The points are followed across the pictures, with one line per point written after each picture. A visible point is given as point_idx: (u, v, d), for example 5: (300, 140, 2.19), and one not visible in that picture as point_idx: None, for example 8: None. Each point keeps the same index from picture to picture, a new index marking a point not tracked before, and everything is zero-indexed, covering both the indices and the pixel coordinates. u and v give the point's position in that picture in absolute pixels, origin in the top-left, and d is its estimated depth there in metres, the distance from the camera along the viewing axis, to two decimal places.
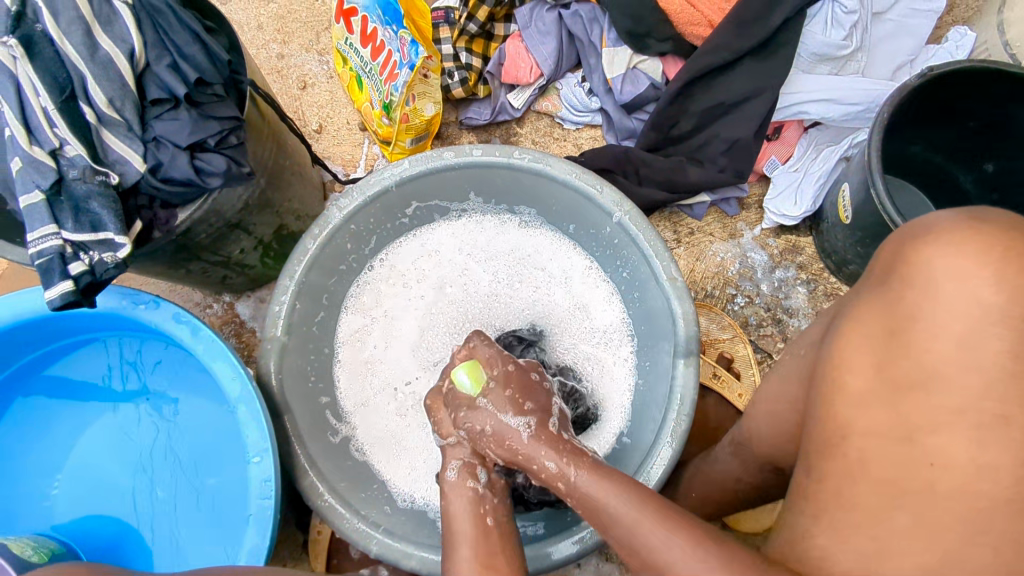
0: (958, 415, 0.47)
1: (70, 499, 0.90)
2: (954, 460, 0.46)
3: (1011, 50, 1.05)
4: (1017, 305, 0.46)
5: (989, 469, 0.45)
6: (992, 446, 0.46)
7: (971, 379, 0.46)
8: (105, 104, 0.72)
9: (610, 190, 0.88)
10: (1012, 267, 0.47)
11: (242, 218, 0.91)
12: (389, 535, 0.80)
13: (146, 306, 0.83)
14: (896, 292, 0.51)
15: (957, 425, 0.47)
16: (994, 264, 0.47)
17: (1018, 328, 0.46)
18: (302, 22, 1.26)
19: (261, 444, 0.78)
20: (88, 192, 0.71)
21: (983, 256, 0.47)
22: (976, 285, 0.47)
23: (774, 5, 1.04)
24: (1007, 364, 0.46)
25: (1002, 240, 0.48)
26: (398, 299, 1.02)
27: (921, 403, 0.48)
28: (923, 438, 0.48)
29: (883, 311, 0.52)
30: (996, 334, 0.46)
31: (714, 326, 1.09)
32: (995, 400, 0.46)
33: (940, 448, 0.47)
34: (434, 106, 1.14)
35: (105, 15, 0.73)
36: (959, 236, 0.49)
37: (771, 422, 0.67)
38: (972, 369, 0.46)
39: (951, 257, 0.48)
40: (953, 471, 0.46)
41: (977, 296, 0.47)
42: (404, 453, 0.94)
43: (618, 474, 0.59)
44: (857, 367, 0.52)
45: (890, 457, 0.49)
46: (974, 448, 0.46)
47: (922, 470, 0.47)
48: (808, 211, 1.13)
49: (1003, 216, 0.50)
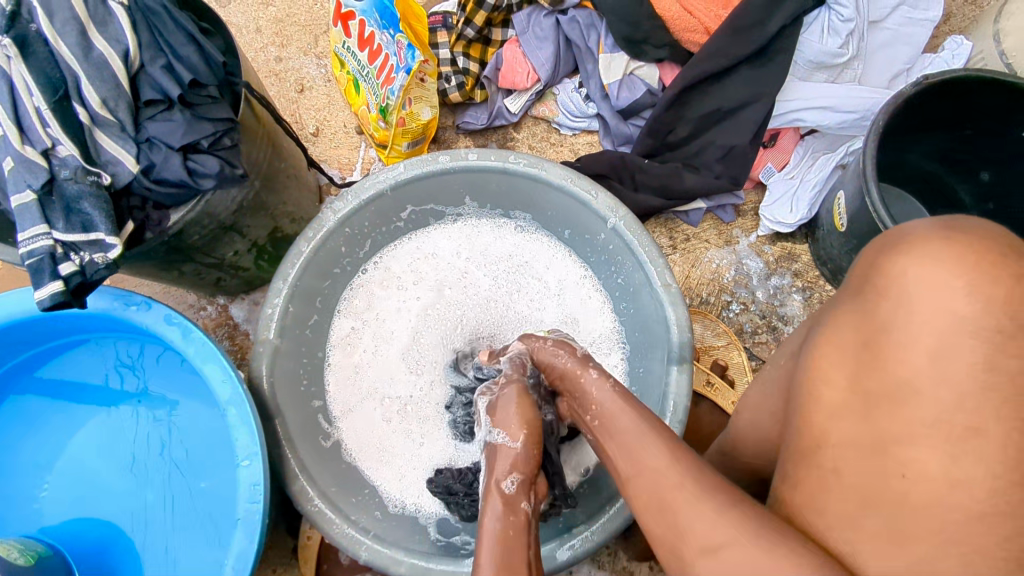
0: (929, 427, 0.46)
1: (59, 500, 0.89)
2: (927, 471, 0.45)
3: (1007, 59, 1.05)
4: (990, 317, 0.45)
5: (961, 483, 0.44)
6: (967, 458, 0.44)
7: (942, 392, 0.46)
8: (98, 104, 0.72)
9: (605, 196, 0.88)
10: (987, 277, 0.46)
11: (236, 219, 0.91)
12: (379, 542, 0.80)
13: (137, 308, 0.83)
14: (870, 302, 0.51)
15: (931, 438, 0.46)
16: (968, 275, 0.46)
17: (991, 340, 0.45)
18: (300, 25, 1.27)
19: (251, 448, 0.77)
20: (80, 193, 0.71)
21: (956, 265, 0.47)
22: (948, 295, 0.46)
23: (768, 14, 1.05)
24: (980, 376, 0.45)
25: (972, 249, 0.47)
26: (392, 303, 1.02)
27: (894, 414, 0.48)
28: (897, 450, 0.47)
29: (860, 323, 0.51)
30: (968, 345, 0.45)
31: (708, 332, 1.09)
32: (968, 413, 0.45)
33: (914, 461, 0.46)
34: (431, 110, 1.14)
35: (101, 16, 0.73)
36: (935, 245, 0.48)
37: (755, 431, 0.67)
38: (943, 381, 0.46)
39: (925, 268, 0.48)
40: (926, 483, 0.45)
41: (950, 307, 0.46)
42: (395, 455, 0.93)
43: (632, 430, 0.58)
44: (832, 379, 0.53)
45: (866, 467, 0.48)
46: (948, 460, 0.45)
47: (894, 482, 0.47)
48: (803, 219, 1.14)
49: (978, 224, 0.49)
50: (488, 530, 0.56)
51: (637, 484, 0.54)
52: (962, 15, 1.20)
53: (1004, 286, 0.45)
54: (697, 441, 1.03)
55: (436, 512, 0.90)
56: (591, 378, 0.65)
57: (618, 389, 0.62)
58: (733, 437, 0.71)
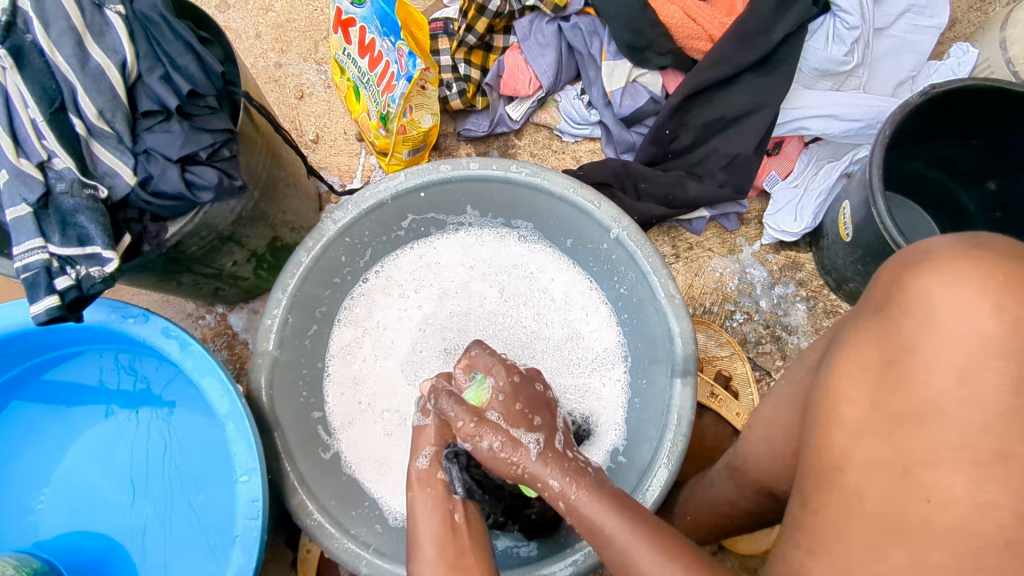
0: (955, 451, 0.45)
1: (55, 513, 0.88)
2: (951, 495, 0.45)
3: (1014, 66, 1.04)
4: (1019, 337, 0.44)
5: (987, 508, 0.44)
6: (991, 484, 0.44)
7: (970, 414, 0.45)
8: (95, 116, 0.71)
9: (608, 206, 0.87)
10: (1014, 296, 0.45)
11: (234, 231, 0.90)
12: (379, 556, 0.78)
13: (134, 320, 0.82)
14: (892, 320, 0.50)
15: (957, 462, 0.45)
16: (995, 294, 0.45)
17: (1019, 360, 0.44)
18: (300, 31, 1.26)
19: (249, 463, 0.76)
20: (76, 206, 0.70)
21: (983, 284, 0.46)
22: (974, 315, 0.45)
23: (774, 21, 1.04)
24: (1008, 399, 0.44)
25: (1001, 267, 0.46)
26: (393, 312, 1.01)
27: (916, 436, 0.47)
28: (921, 472, 0.46)
29: (880, 339, 0.50)
30: (995, 367, 0.44)
31: (712, 342, 1.07)
32: (995, 436, 0.44)
33: (938, 484, 0.45)
34: (432, 118, 1.13)
35: (97, 25, 0.71)
36: (957, 264, 0.47)
37: (766, 447, 0.66)
38: (969, 403, 0.45)
39: (950, 286, 0.47)
40: (952, 509, 0.44)
41: (976, 327, 0.45)
42: (394, 466, 0.92)
43: (619, 540, 0.58)
44: (853, 398, 0.51)
45: (888, 491, 0.47)
46: (972, 485, 0.44)
47: (917, 506, 0.46)
48: (808, 227, 1.12)
49: (1001, 241, 0.49)
50: (416, 503, 0.68)
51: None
52: (968, 21, 1.20)
53: None
54: (701, 453, 1.02)
55: None
56: (552, 486, 0.63)
57: (589, 495, 0.61)
58: (744, 451, 0.70)
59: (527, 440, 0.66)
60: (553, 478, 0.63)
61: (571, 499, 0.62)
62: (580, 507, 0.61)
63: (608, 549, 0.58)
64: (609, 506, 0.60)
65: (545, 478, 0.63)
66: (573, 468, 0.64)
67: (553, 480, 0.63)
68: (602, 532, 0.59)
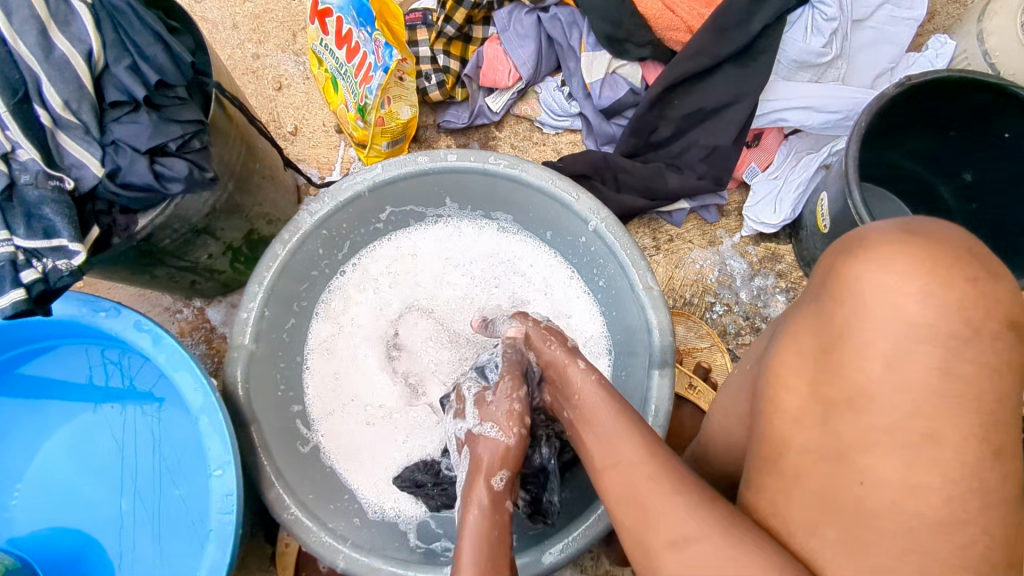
0: (889, 434, 0.45)
1: (28, 510, 0.87)
2: (882, 478, 0.45)
3: (991, 58, 1.04)
4: (946, 322, 0.45)
5: (917, 490, 0.44)
6: (923, 466, 0.44)
7: (899, 400, 0.45)
8: (60, 106, 0.70)
9: (587, 198, 0.86)
10: (941, 282, 0.46)
11: (209, 222, 0.89)
12: (357, 549, 0.78)
13: (108, 314, 0.81)
14: (827, 309, 0.50)
15: (888, 445, 0.45)
16: (921, 279, 0.46)
17: (945, 345, 0.45)
18: (277, 21, 1.24)
19: (223, 457, 0.75)
20: (41, 198, 0.69)
21: (910, 271, 0.46)
22: (903, 300, 0.46)
23: (750, 12, 1.04)
24: (935, 382, 0.45)
25: (925, 254, 0.47)
26: (371, 305, 1.00)
27: (852, 422, 0.47)
28: (855, 456, 0.46)
29: (818, 328, 0.50)
30: (923, 352, 0.45)
31: (691, 334, 1.08)
32: (923, 420, 0.45)
33: (871, 468, 0.46)
34: (410, 109, 1.12)
35: (62, 14, 0.70)
36: (892, 246, 0.48)
37: (725, 439, 0.66)
38: (901, 389, 0.45)
39: (878, 273, 0.47)
40: (883, 490, 0.45)
41: (905, 313, 0.46)
42: (371, 457, 0.92)
43: (610, 423, 0.60)
44: (791, 386, 0.51)
45: (825, 475, 0.47)
46: (905, 468, 0.45)
47: (852, 487, 0.46)
48: (787, 219, 1.12)
49: (936, 226, 0.49)
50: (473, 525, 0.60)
51: (609, 475, 0.56)
52: (946, 12, 1.20)
53: (957, 290, 0.46)
54: (679, 444, 1.02)
55: (417, 516, 0.89)
56: (578, 369, 0.68)
57: (600, 380, 0.66)
58: (705, 438, 0.70)
59: (529, 317, 0.80)
60: (580, 362, 0.69)
61: (586, 380, 0.66)
62: (590, 389, 0.65)
63: (595, 426, 0.61)
64: (610, 397, 0.63)
65: (572, 362, 0.69)
66: (593, 362, 0.70)
67: (577, 363, 0.69)
68: (598, 415, 0.62)
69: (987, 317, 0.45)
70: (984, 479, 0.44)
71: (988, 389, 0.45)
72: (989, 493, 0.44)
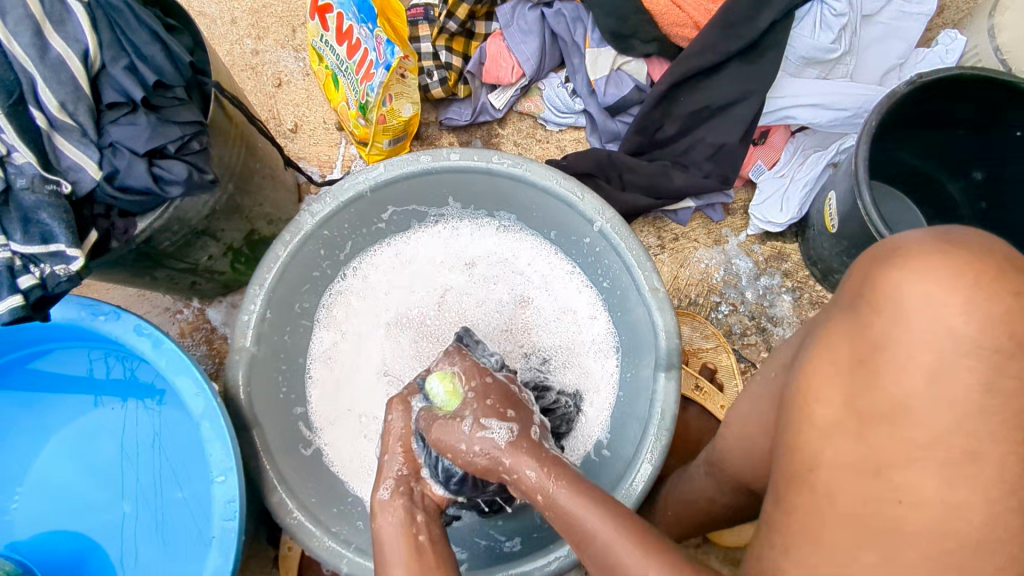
0: (928, 449, 0.45)
1: (30, 514, 0.86)
2: (923, 495, 0.44)
3: (1002, 54, 1.03)
4: (988, 337, 0.44)
5: (961, 509, 0.43)
6: (962, 485, 0.44)
7: (940, 416, 0.45)
8: (57, 108, 0.68)
9: (592, 198, 0.85)
10: (982, 294, 0.45)
11: (210, 224, 0.87)
12: (362, 553, 0.77)
13: (106, 318, 0.80)
14: (863, 316, 0.49)
15: (927, 462, 0.45)
16: (965, 292, 0.45)
17: (989, 360, 0.44)
18: (277, 16, 1.22)
19: (225, 463, 0.75)
20: (37, 203, 0.67)
21: (952, 283, 0.46)
22: (945, 312, 0.45)
23: (760, 8, 1.02)
24: (977, 398, 0.44)
25: (970, 264, 0.46)
26: (369, 309, 0.98)
27: (890, 437, 0.46)
28: (891, 473, 0.45)
29: (853, 338, 0.49)
30: (966, 366, 0.45)
31: (697, 335, 1.07)
32: (965, 436, 0.44)
33: (909, 484, 0.45)
34: (412, 106, 1.10)
35: (57, 13, 0.69)
36: (932, 257, 0.47)
37: (743, 446, 0.65)
38: (942, 404, 0.45)
39: (919, 282, 0.46)
40: (924, 510, 0.44)
41: (948, 327, 0.45)
42: (378, 464, 0.90)
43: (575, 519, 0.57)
44: (824, 397, 0.50)
45: (859, 491, 0.46)
46: (945, 486, 0.44)
47: (890, 507, 0.45)
48: (794, 218, 1.11)
49: (973, 236, 0.49)
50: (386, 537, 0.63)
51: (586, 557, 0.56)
52: (957, 6, 1.18)
53: (1000, 303, 0.45)
54: (684, 445, 1.01)
55: None
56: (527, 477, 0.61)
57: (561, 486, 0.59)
58: (721, 446, 0.69)
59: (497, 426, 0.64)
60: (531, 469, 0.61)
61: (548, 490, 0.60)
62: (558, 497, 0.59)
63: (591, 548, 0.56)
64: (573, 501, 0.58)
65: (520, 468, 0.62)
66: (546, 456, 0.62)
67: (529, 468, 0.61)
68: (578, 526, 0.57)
69: None
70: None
71: None
72: None
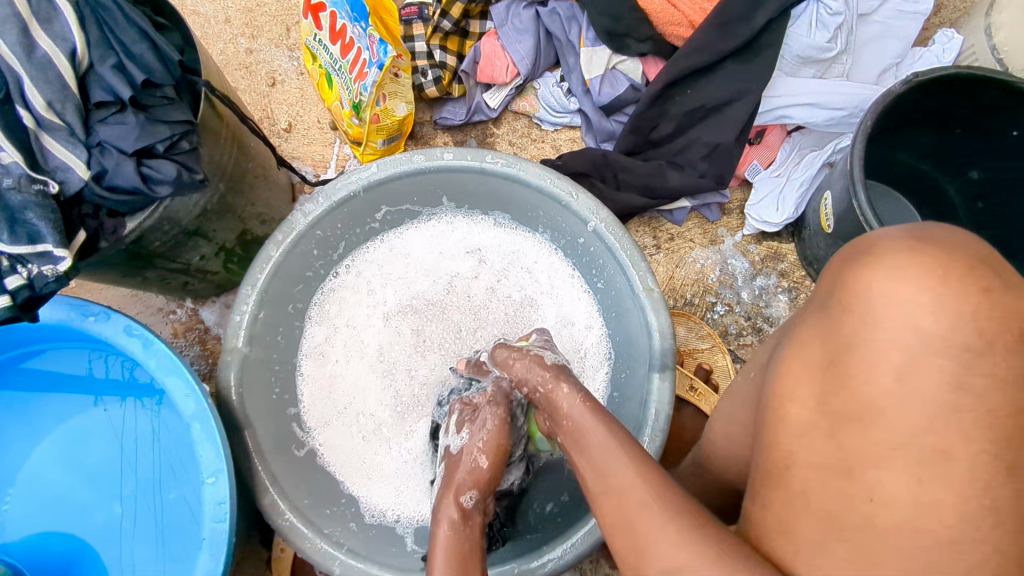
0: (899, 449, 0.44)
1: (21, 515, 0.86)
2: (894, 496, 0.44)
3: (999, 54, 1.02)
4: (958, 334, 0.44)
5: (932, 508, 0.43)
6: (933, 483, 0.43)
7: (911, 415, 0.44)
8: (43, 107, 0.68)
9: (586, 198, 0.84)
10: (953, 292, 0.44)
11: (201, 224, 0.87)
12: (353, 556, 0.77)
13: (96, 318, 0.79)
14: (835, 316, 0.48)
15: (896, 461, 0.44)
16: (933, 289, 0.45)
17: (959, 358, 0.44)
18: (272, 15, 1.22)
19: (216, 464, 0.74)
20: (24, 203, 0.66)
21: (921, 282, 0.45)
22: (914, 311, 0.45)
23: (753, 7, 1.01)
24: (950, 397, 0.43)
25: (941, 263, 0.45)
26: (362, 304, 0.97)
27: (860, 436, 0.45)
28: (863, 473, 0.45)
29: (825, 338, 0.49)
30: (937, 365, 0.44)
31: (692, 335, 1.07)
32: (935, 435, 0.43)
33: (880, 484, 0.44)
34: (406, 106, 1.10)
35: (45, 12, 0.68)
36: (902, 257, 0.46)
37: (728, 447, 0.65)
38: (911, 404, 0.44)
39: (888, 283, 0.46)
40: (894, 509, 0.43)
41: (916, 324, 0.44)
42: (371, 466, 0.89)
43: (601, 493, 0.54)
44: (798, 397, 0.49)
45: (831, 491, 0.46)
46: (917, 485, 0.43)
47: (861, 504, 0.44)
48: (790, 217, 1.11)
49: (946, 233, 0.48)
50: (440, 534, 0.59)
51: (605, 502, 0.53)
52: (953, 6, 1.17)
53: (971, 302, 0.44)
54: (679, 447, 1.01)
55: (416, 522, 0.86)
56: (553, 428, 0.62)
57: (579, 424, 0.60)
58: (709, 448, 0.69)
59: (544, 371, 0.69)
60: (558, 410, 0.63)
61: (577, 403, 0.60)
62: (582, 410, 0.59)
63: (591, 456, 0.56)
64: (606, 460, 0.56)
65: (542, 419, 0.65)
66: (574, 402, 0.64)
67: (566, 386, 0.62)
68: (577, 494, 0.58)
69: (1003, 329, 0.44)
70: (997, 495, 0.42)
71: (1000, 404, 0.43)
72: (1001, 512, 0.42)
